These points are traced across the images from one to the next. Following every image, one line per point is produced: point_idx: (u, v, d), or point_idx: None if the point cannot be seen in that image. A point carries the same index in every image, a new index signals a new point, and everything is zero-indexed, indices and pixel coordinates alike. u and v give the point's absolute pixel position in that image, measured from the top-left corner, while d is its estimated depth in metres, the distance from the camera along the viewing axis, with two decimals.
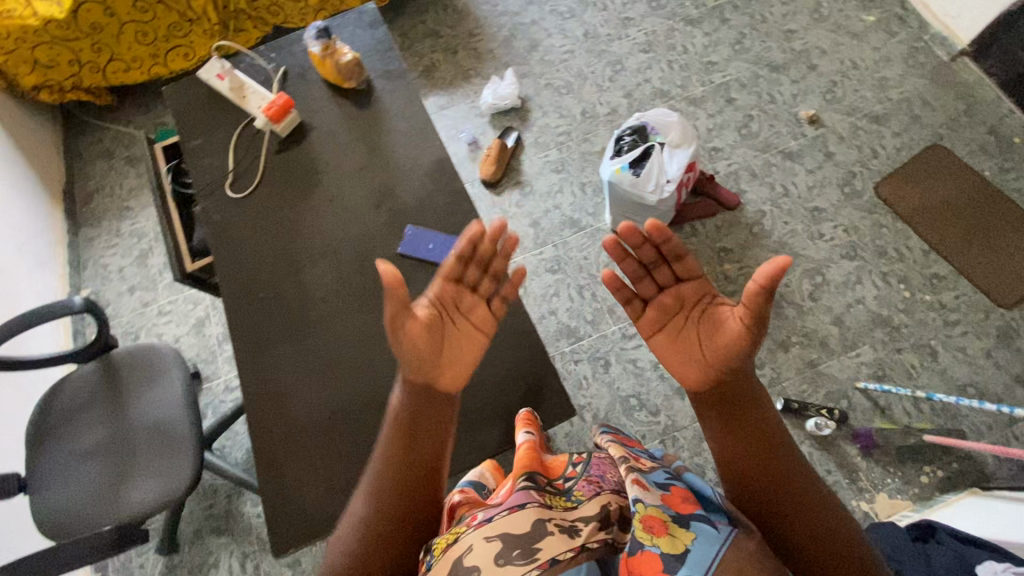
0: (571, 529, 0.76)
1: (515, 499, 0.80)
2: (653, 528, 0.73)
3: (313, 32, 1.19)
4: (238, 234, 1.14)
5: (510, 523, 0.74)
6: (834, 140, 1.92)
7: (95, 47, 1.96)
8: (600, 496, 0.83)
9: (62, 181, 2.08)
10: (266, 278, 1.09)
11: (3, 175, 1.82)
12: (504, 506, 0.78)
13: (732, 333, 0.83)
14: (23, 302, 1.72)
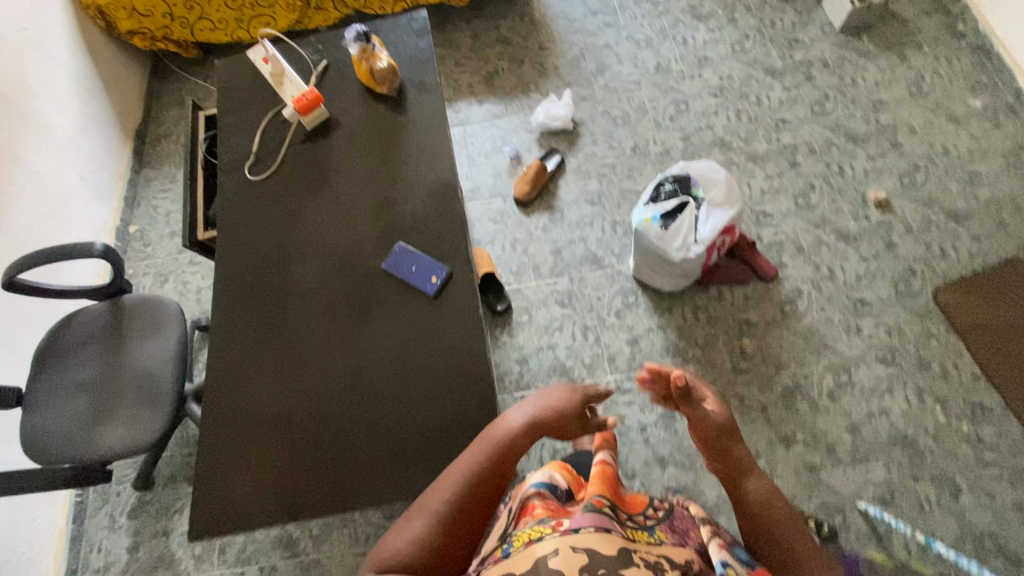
0: (654, 565, 0.74)
1: (601, 520, 0.79)
2: None
3: (351, 35, 1.18)
4: (241, 221, 1.17)
5: (597, 541, 0.74)
6: (900, 230, 1.74)
7: (189, 5, 2.10)
8: (680, 550, 0.82)
9: (136, 122, 2.24)
10: (260, 271, 1.11)
11: (82, 108, 1.97)
12: (593, 520, 0.77)
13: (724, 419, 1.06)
14: (74, 228, 1.86)
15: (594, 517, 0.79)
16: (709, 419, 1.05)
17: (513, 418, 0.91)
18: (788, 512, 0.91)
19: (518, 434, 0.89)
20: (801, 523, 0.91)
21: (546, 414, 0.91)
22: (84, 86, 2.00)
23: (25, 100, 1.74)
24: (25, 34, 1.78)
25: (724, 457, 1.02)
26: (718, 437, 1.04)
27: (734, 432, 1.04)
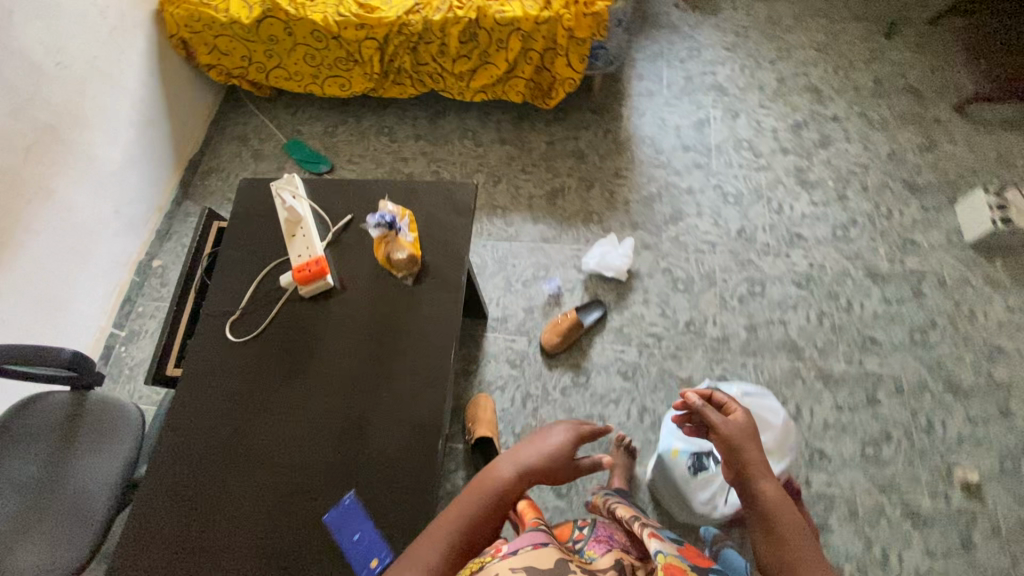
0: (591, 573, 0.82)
1: (533, 537, 0.82)
2: None
3: (373, 216, 1.06)
4: (192, 399, 1.04)
5: (536, 560, 0.77)
6: (986, 529, 1.42)
7: (268, 53, 2.01)
8: (613, 552, 0.92)
9: (194, 151, 2.21)
10: (194, 477, 0.97)
11: (138, 138, 1.94)
12: (531, 542, 0.80)
13: (744, 424, 0.99)
14: (94, 263, 1.81)
15: (531, 536, 0.81)
16: (737, 433, 0.97)
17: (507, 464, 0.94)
18: (795, 518, 0.89)
19: (513, 484, 0.92)
20: (807, 526, 0.89)
21: (548, 464, 0.95)
22: (146, 115, 1.96)
23: (76, 131, 1.70)
24: (96, 63, 1.74)
25: (741, 463, 0.95)
26: (736, 445, 0.96)
27: (754, 439, 0.97)
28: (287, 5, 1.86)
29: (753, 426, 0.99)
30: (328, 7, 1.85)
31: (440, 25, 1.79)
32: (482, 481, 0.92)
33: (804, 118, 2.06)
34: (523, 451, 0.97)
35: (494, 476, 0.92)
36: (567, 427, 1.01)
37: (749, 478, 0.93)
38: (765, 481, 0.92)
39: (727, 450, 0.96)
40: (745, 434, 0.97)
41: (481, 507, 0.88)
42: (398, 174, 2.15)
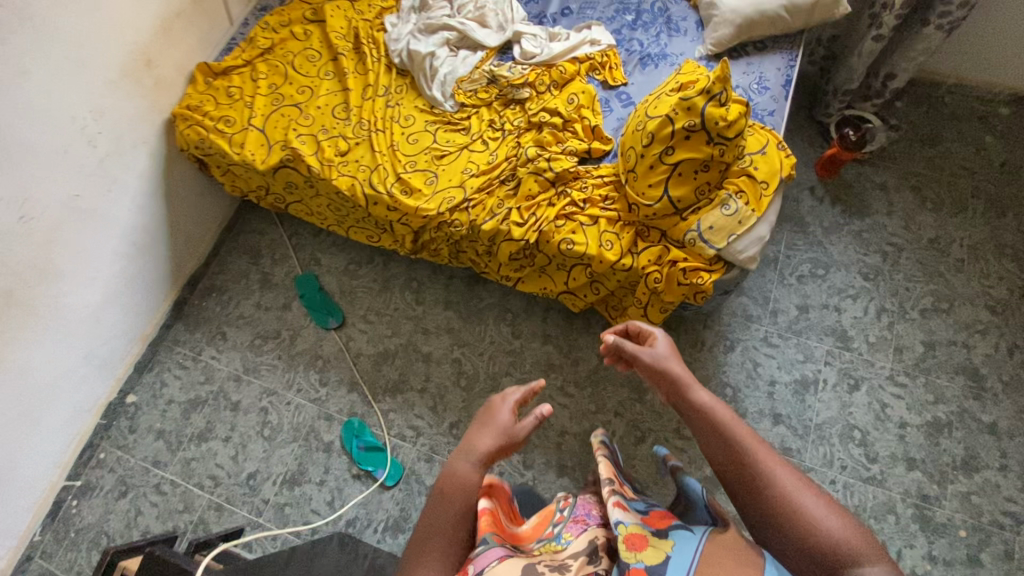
0: (560, 566, 0.78)
1: (495, 552, 0.79)
2: (636, 544, 0.73)
3: None
4: None
5: (498, 574, 0.75)
6: None
7: (287, 192, 1.66)
8: (588, 531, 0.84)
9: (197, 265, 1.93)
10: None
11: (127, 271, 1.67)
12: (493, 556, 0.78)
13: (663, 342, 1.02)
14: (50, 419, 1.58)
15: (492, 551, 0.79)
16: (660, 356, 1.00)
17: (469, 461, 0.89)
18: (729, 410, 0.86)
19: (482, 476, 0.89)
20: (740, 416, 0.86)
21: (507, 442, 0.93)
22: (140, 244, 1.68)
23: (40, 285, 1.44)
24: (75, 203, 1.45)
25: (671, 381, 0.96)
26: (661, 368, 0.98)
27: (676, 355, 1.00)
28: (314, 160, 1.50)
29: (671, 343, 1.02)
30: (361, 172, 1.48)
31: (490, 235, 1.39)
32: (449, 483, 0.87)
33: (949, 417, 1.54)
34: (477, 428, 0.94)
35: (456, 484, 0.87)
36: (510, 402, 0.97)
37: (682, 389, 0.93)
38: (696, 390, 0.91)
39: (657, 376, 0.99)
40: (666, 353, 1.00)
41: (456, 516, 0.84)
42: (414, 351, 1.78)
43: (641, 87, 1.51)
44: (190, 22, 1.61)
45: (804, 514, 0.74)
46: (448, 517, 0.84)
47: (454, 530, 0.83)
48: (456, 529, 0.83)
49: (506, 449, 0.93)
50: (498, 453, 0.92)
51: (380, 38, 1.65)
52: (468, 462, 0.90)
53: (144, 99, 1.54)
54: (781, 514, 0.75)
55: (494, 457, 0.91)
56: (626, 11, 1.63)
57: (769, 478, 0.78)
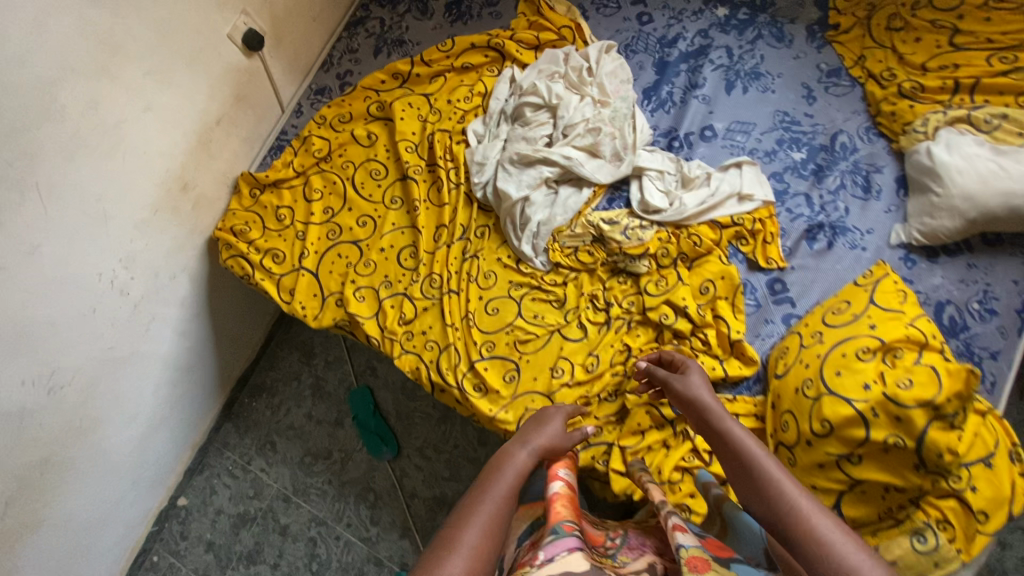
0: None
1: (566, 542, 0.70)
2: (696, 567, 0.64)
3: None
4: None
5: (571, 564, 0.66)
6: None
7: None
8: (644, 557, 0.80)
9: (245, 363, 1.76)
10: None
11: (171, 395, 1.51)
12: (566, 545, 0.69)
13: (696, 375, 0.95)
14: (100, 548, 1.50)
15: (565, 540, 0.70)
16: (692, 385, 0.92)
17: (517, 450, 0.86)
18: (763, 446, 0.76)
19: (530, 466, 0.83)
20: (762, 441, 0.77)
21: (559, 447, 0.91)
22: (183, 366, 1.50)
23: (76, 442, 1.29)
24: (110, 354, 1.27)
25: (696, 411, 0.88)
26: (687, 395, 0.91)
27: (710, 390, 0.91)
28: (372, 326, 1.24)
29: (706, 380, 0.94)
30: (427, 351, 1.21)
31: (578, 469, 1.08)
32: (514, 460, 0.81)
33: None
34: (526, 431, 0.93)
35: (511, 460, 0.80)
36: (562, 413, 0.99)
37: (712, 419, 0.84)
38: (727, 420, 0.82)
39: (686, 406, 0.91)
40: (696, 384, 0.92)
41: (510, 484, 0.76)
42: None
43: (804, 276, 1.11)
44: (233, 126, 1.31)
45: (814, 532, 0.63)
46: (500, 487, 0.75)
47: (502, 500, 0.73)
48: (510, 506, 0.73)
49: (552, 457, 0.91)
50: (547, 456, 0.89)
51: (460, 154, 1.30)
52: (525, 447, 0.86)
53: (181, 226, 1.30)
54: (789, 532, 0.66)
55: (545, 455, 0.89)
56: (795, 144, 1.19)
57: (781, 498, 0.68)
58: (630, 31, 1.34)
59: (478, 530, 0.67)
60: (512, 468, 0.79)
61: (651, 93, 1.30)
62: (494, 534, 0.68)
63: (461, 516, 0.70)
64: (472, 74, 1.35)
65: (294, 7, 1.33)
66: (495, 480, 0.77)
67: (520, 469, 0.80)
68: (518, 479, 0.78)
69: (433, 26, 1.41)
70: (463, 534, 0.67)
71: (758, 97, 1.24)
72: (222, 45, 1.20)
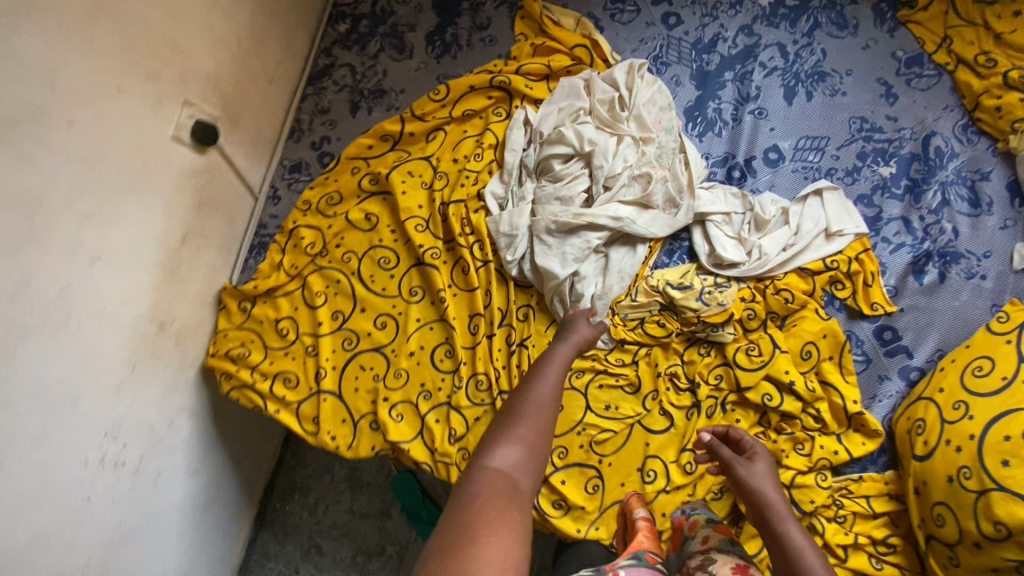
0: None
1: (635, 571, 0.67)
2: None
3: None
4: None
5: None
6: None
7: None
8: None
9: (268, 466, 1.59)
10: None
11: (196, 537, 1.32)
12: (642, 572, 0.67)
13: (762, 462, 0.86)
14: None
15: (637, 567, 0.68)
16: (756, 474, 0.84)
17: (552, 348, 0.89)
18: (823, 564, 0.71)
19: (568, 361, 0.87)
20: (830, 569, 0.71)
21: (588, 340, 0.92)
22: (202, 503, 1.31)
23: None
24: (120, 532, 1.08)
25: (758, 507, 0.82)
26: (750, 489, 0.83)
27: (778, 486, 0.83)
28: (419, 449, 1.05)
29: (772, 467, 0.86)
30: None
31: None
32: (553, 360, 0.85)
33: None
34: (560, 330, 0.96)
35: (551, 360, 0.85)
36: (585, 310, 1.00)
37: (771, 516, 0.79)
38: (787, 524, 0.77)
39: (744, 496, 0.84)
40: (761, 475, 0.84)
41: (550, 389, 0.81)
42: None
43: (916, 319, 0.95)
44: (202, 237, 1.07)
45: None
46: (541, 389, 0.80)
47: (544, 400, 0.78)
48: (550, 408, 0.79)
49: (587, 346, 0.93)
50: (581, 344, 0.92)
51: (482, 224, 1.09)
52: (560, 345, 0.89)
53: (166, 368, 1.08)
54: None
55: (581, 346, 0.92)
56: (881, 157, 1.01)
57: None
58: (658, 39, 1.11)
59: (529, 426, 0.74)
60: (553, 368, 0.84)
61: (695, 114, 1.08)
62: (543, 434, 0.75)
63: (508, 417, 0.76)
64: (475, 122, 1.12)
65: (243, 74, 1.07)
66: (538, 381, 0.82)
67: (558, 365, 0.85)
68: (558, 374, 0.84)
69: (417, 65, 1.16)
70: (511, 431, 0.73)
71: (827, 103, 1.04)
72: (168, 151, 0.94)
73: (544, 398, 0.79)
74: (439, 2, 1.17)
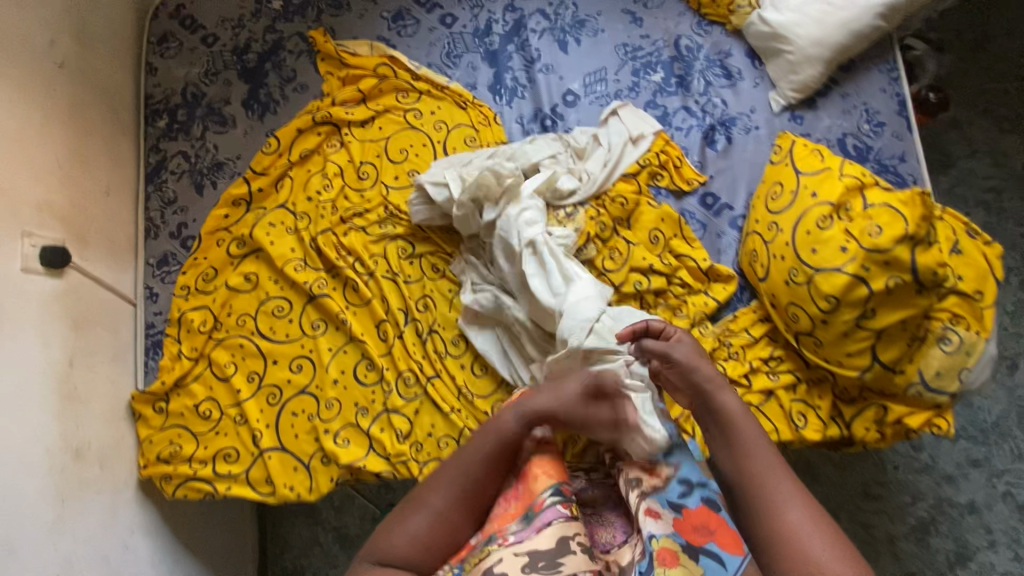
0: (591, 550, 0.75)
1: (541, 519, 0.76)
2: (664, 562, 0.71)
3: None
4: None
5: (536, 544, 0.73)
6: None
7: None
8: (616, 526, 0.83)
9: (254, 564, 1.54)
10: None
11: None
12: (533, 527, 0.75)
13: (694, 348, 0.92)
14: None
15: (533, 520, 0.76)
16: (692, 359, 0.90)
17: (507, 422, 0.86)
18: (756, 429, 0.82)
19: (520, 433, 0.85)
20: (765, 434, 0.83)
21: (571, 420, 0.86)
22: None
23: None
24: None
25: (694, 387, 0.89)
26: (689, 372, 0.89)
27: (708, 361, 0.90)
28: (375, 461, 1.10)
29: (696, 346, 0.93)
30: (445, 449, 1.10)
31: None
32: (495, 434, 0.85)
33: None
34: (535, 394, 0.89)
35: (498, 433, 0.85)
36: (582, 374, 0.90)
37: (709, 394, 0.87)
38: (723, 396, 0.86)
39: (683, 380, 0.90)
40: (696, 357, 0.90)
41: (486, 457, 0.84)
42: None
43: (725, 178, 1.14)
44: (90, 356, 1.08)
45: (801, 538, 0.71)
46: (479, 457, 0.84)
47: (478, 466, 0.83)
48: (490, 470, 0.84)
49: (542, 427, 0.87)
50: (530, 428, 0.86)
51: (357, 243, 1.18)
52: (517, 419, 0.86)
53: (100, 493, 1.06)
54: (776, 533, 0.72)
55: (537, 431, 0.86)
56: (649, 67, 1.20)
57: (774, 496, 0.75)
58: (443, 38, 1.26)
59: (444, 493, 0.82)
60: (493, 449, 0.84)
61: (498, 87, 1.24)
62: (463, 500, 0.82)
63: (435, 483, 0.83)
64: (315, 160, 1.21)
65: (77, 193, 1.10)
66: (476, 451, 0.84)
67: (501, 451, 0.84)
68: (500, 457, 0.84)
69: (243, 131, 1.24)
70: (432, 496, 0.82)
71: (593, 42, 1.23)
72: (24, 284, 0.96)
73: (476, 471, 0.83)
74: (243, 70, 1.26)
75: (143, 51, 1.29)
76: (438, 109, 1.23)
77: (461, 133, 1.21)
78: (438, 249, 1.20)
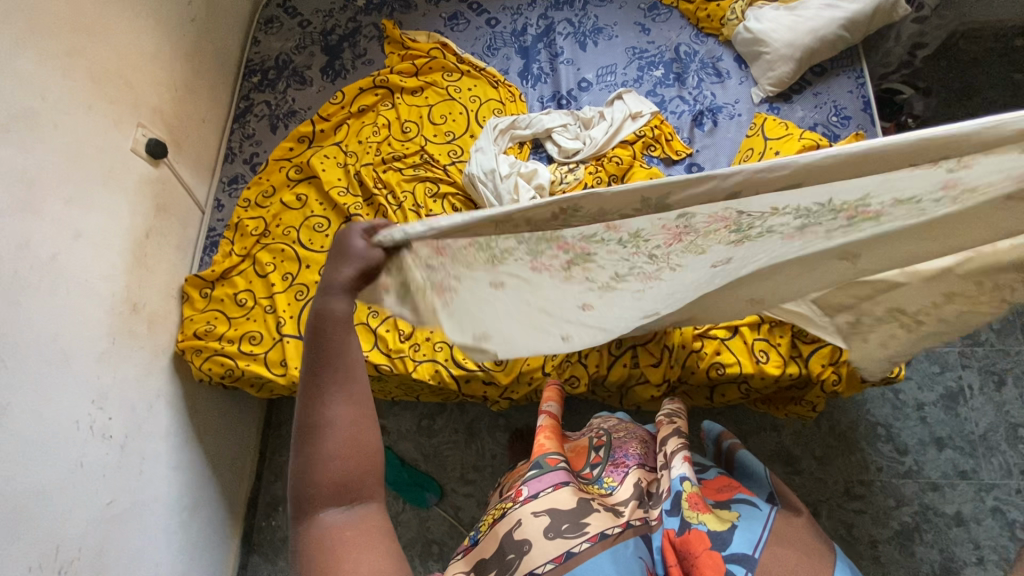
0: (613, 509, 0.78)
1: (556, 477, 0.81)
2: (698, 505, 0.72)
3: None
4: None
5: (557, 499, 0.76)
6: None
7: None
8: (631, 476, 0.87)
9: (248, 485, 1.61)
10: None
11: (185, 543, 1.35)
12: (549, 482, 0.79)
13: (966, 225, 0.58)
14: None
15: (547, 478, 0.80)
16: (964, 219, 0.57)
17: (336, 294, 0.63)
18: None
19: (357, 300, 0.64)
20: None
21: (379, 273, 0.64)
22: (189, 503, 1.37)
23: None
24: (112, 511, 1.13)
25: None
26: None
27: None
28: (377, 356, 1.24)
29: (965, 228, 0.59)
30: (439, 351, 1.23)
31: (618, 384, 1.18)
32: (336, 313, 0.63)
33: None
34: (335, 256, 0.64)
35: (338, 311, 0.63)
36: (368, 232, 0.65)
37: None
38: None
39: None
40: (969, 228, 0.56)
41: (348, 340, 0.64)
42: None
43: (709, 153, 1.32)
44: (162, 237, 1.30)
45: None
46: (333, 347, 0.63)
47: (349, 355, 0.64)
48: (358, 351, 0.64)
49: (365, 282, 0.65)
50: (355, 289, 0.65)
51: (391, 179, 1.39)
52: (340, 297, 0.63)
53: (142, 349, 1.24)
54: None
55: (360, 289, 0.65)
56: (652, 66, 1.44)
57: None
58: (486, 35, 1.55)
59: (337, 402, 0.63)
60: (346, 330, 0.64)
61: (526, 74, 1.50)
62: (358, 396, 0.64)
63: (315, 408, 0.62)
64: (369, 114, 1.48)
65: (183, 112, 1.39)
66: (328, 346, 0.63)
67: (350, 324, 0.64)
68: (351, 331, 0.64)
69: (317, 89, 1.53)
70: (325, 418, 0.62)
71: (608, 44, 1.49)
72: (130, 161, 1.22)
73: (347, 363, 0.63)
74: (325, 46, 1.58)
75: (252, 28, 1.65)
76: (474, 86, 1.48)
77: (491, 105, 1.45)
78: (459, 191, 1.37)
